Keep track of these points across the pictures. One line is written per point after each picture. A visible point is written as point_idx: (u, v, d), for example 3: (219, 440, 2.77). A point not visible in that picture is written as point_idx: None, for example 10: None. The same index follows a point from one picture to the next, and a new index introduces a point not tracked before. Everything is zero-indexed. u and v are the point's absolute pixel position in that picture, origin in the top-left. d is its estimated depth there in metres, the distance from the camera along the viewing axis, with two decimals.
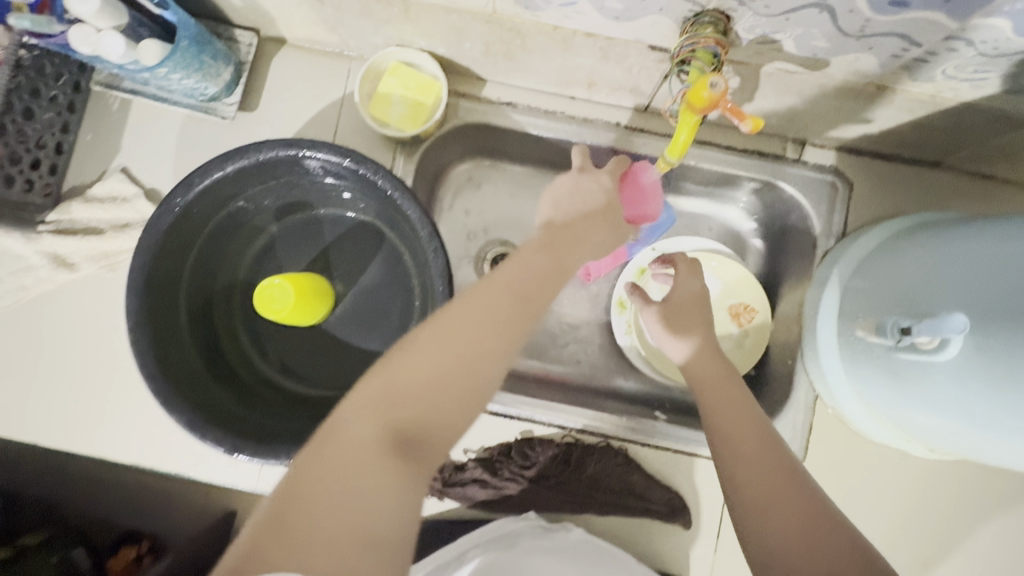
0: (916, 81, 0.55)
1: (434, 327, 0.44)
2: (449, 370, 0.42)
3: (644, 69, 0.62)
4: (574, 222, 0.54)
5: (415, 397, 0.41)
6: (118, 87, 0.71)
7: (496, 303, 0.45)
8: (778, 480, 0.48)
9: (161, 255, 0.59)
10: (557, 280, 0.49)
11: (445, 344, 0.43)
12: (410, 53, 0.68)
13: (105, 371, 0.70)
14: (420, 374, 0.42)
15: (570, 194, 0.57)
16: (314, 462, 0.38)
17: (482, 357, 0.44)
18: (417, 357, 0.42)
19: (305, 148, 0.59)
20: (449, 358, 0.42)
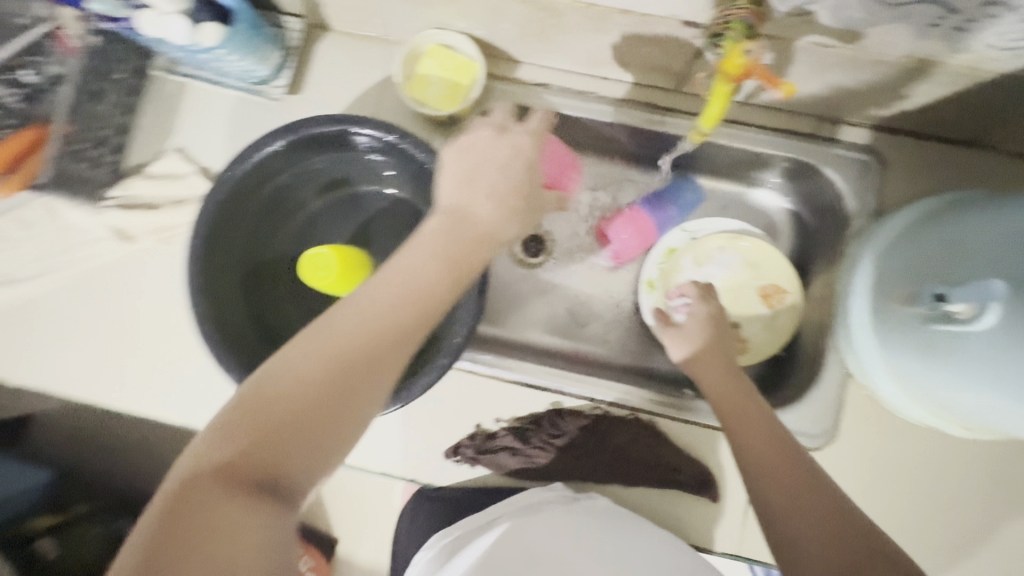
0: (954, 52, 0.55)
1: (297, 366, 0.43)
2: (313, 411, 0.42)
3: (677, 46, 0.63)
4: (472, 211, 0.52)
5: (273, 442, 0.40)
6: (176, 71, 0.77)
7: (363, 336, 0.44)
8: (797, 475, 0.52)
9: (218, 225, 0.63)
10: (426, 292, 0.47)
11: (310, 383, 0.42)
12: (448, 36, 0.71)
13: (161, 338, 0.75)
14: (280, 418, 0.41)
15: (479, 169, 0.55)
16: (176, 524, 0.37)
17: (353, 393, 0.43)
18: (278, 400, 0.42)
19: (353, 124, 0.62)
20: (312, 399, 0.42)
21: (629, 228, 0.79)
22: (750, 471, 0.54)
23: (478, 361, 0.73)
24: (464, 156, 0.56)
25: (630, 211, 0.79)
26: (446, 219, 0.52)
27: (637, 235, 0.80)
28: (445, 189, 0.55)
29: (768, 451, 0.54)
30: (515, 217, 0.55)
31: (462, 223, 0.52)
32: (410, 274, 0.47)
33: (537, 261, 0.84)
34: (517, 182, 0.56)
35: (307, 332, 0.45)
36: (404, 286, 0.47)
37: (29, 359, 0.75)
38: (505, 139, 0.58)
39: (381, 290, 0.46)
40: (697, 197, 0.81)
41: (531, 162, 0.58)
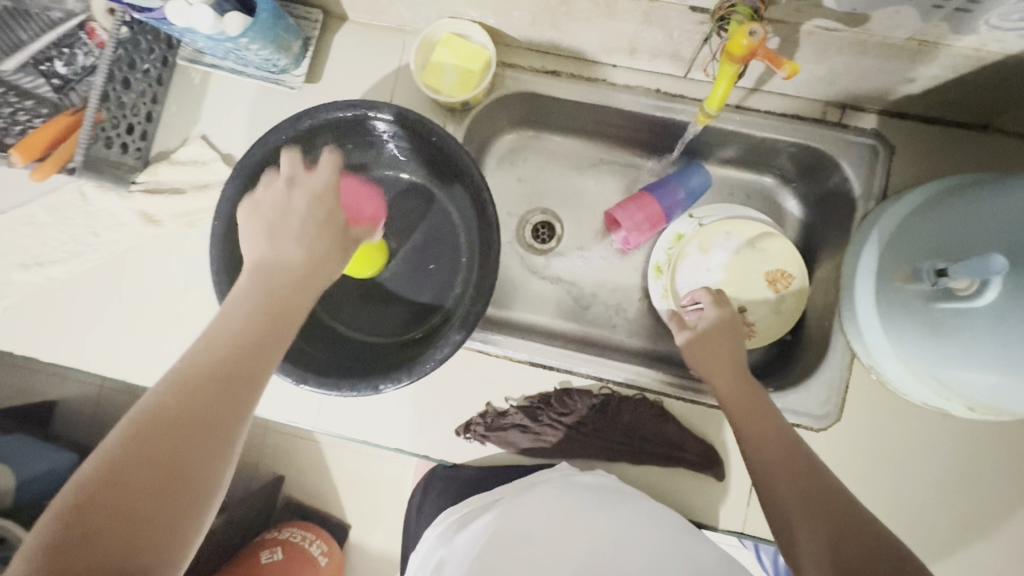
0: (959, 34, 0.56)
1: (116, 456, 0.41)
2: (142, 494, 0.41)
3: (685, 33, 0.65)
4: (283, 261, 0.53)
5: (102, 538, 0.39)
6: (201, 61, 0.79)
7: (190, 403, 0.44)
8: (799, 468, 0.55)
9: (240, 206, 0.66)
10: (247, 350, 0.48)
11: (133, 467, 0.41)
12: (462, 25, 0.73)
13: (185, 317, 0.78)
14: (105, 512, 0.40)
15: (279, 216, 0.55)
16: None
17: (182, 462, 0.43)
18: (105, 495, 0.40)
19: (369, 109, 0.64)
20: (139, 481, 0.41)
21: (636, 214, 0.80)
22: (756, 463, 0.57)
23: (489, 341, 0.76)
24: (257, 219, 0.55)
25: (637, 199, 0.80)
26: (255, 274, 0.52)
27: (645, 220, 0.80)
28: (249, 250, 0.54)
29: (770, 447, 0.57)
30: (332, 253, 0.56)
31: (277, 275, 0.52)
32: (222, 336, 0.48)
33: (546, 248, 0.86)
34: (325, 224, 0.56)
35: (124, 420, 0.43)
36: (219, 347, 0.47)
37: (61, 338, 0.79)
38: (297, 190, 0.56)
39: (194, 359, 0.46)
40: (703, 182, 0.81)
41: (334, 204, 0.57)
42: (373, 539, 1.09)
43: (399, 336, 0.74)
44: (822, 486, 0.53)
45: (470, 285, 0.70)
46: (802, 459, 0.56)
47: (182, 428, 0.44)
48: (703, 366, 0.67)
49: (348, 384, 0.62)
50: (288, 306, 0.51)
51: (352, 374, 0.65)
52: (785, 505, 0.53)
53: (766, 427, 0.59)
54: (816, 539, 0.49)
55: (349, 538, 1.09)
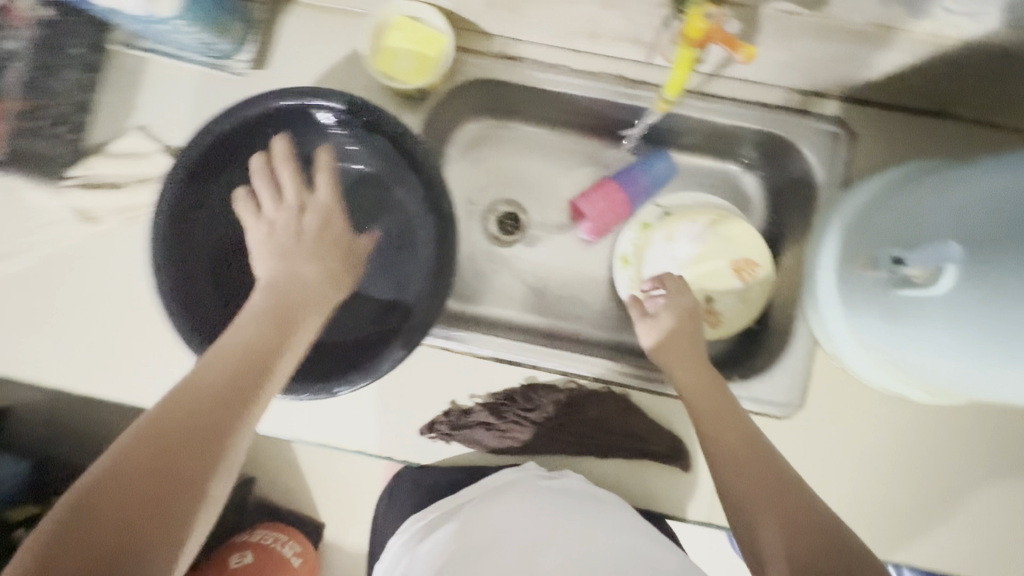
0: (916, 18, 0.55)
1: (122, 457, 0.43)
2: (140, 494, 0.42)
3: (646, 16, 0.63)
4: (295, 278, 0.58)
5: (94, 541, 0.40)
6: (136, 45, 0.74)
7: (193, 409, 0.46)
8: (757, 462, 0.55)
9: (182, 202, 0.62)
10: (263, 359, 0.51)
11: (134, 469, 0.43)
12: (415, 7, 0.69)
13: (129, 320, 0.74)
14: (104, 511, 0.41)
15: (289, 238, 0.60)
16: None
17: (181, 468, 0.44)
18: (109, 493, 0.41)
19: (315, 96, 0.60)
20: (139, 482, 0.42)
21: (600, 204, 0.79)
22: (718, 459, 0.57)
23: (452, 338, 0.73)
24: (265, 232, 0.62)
25: (601, 186, 0.80)
26: (270, 288, 0.56)
27: (608, 209, 0.80)
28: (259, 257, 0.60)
29: (734, 442, 0.57)
30: (337, 275, 0.61)
31: (292, 289, 0.57)
32: (231, 346, 0.50)
33: (513, 239, 0.84)
34: (331, 246, 0.62)
35: (131, 426, 0.45)
36: (234, 354, 0.50)
37: None
38: (307, 212, 0.63)
39: (205, 368, 0.49)
40: (666, 172, 0.81)
41: (340, 220, 0.64)
42: (347, 541, 1.06)
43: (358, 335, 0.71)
44: (782, 480, 0.53)
45: (429, 281, 0.67)
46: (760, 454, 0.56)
47: (185, 440, 0.45)
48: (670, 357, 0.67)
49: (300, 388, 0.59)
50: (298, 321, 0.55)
51: (306, 378, 0.62)
52: (749, 498, 0.52)
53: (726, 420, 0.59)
54: (778, 533, 0.49)
55: (320, 542, 1.06)
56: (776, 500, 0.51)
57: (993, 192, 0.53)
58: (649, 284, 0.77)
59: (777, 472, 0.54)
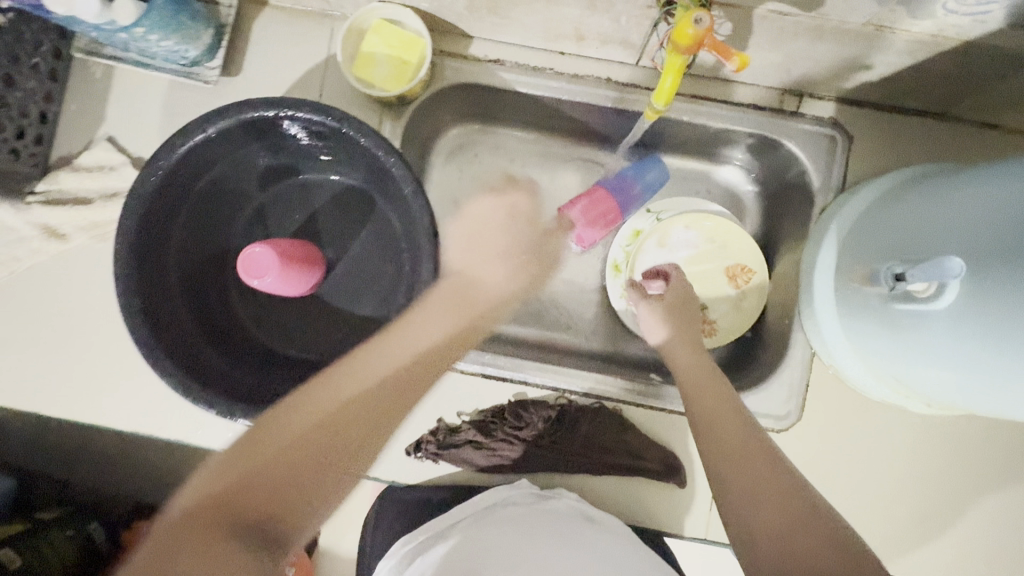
0: (915, 19, 0.52)
1: (283, 421, 0.51)
2: (287, 460, 0.49)
3: (633, 18, 0.60)
4: (474, 277, 0.66)
5: (244, 486, 0.47)
6: (100, 53, 0.70)
7: (359, 391, 0.54)
8: (752, 455, 0.49)
9: (148, 220, 0.59)
10: (432, 356, 0.60)
11: (287, 437, 0.50)
12: (392, 10, 0.66)
13: (101, 342, 0.71)
14: (259, 462, 0.48)
15: (470, 236, 0.70)
16: (172, 539, 0.44)
17: (321, 449, 0.50)
18: (264, 449, 0.49)
19: (286, 107, 0.57)
20: (287, 449, 0.49)
21: (591, 212, 0.73)
22: (708, 442, 0.52)
23: None
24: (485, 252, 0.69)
25: (591, 193, 0.74)
26: (455, 282, 0.64)
27: (600, 218, 0.74)
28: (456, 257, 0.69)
29: (729, 433, 0.51)
30: (518, 275, 0.71)
31: (467, 287, 0.65)
32: (388, 351, 0.58)
33: None
34: (520, 245, 0.72)
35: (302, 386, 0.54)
36: (414, 345, 0.59)
37: None
38: (501, 210, 0.73)
39: (385, 349, 0.58)
40: (659, 180, 0.77)
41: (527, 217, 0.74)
42: None
43: (341, 354, 0.69)
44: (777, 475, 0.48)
45: (411, 297, 0.65)
46: (756, 446, 0.50)
47: (349, 413, 0.53)
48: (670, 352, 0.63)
49: None
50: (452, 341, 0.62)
51: None
52: (740, 486, 0.48)
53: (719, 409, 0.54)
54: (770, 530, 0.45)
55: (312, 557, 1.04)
56: (770, 498, 0.46)
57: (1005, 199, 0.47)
58: (649, 275, 0.75)
59: (774, 465, 0.48)
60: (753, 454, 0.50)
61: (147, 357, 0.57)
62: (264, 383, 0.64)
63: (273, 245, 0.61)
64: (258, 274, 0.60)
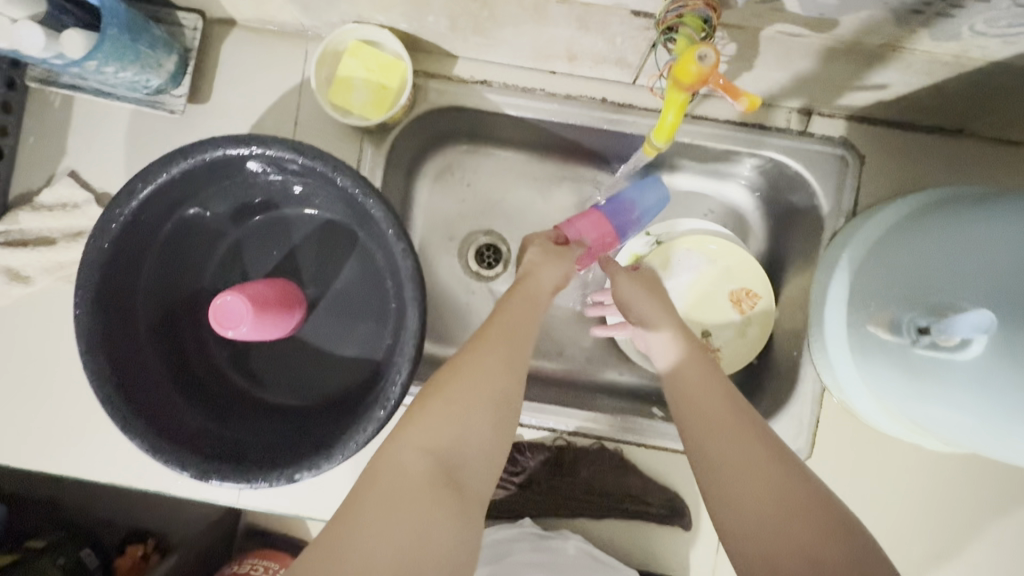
0: (938, 41, 0.48)
1: (470, 369, 0.45)
2: (490, 414, 0.44)
3: (629, 39, 0.55)
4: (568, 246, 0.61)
5: (473, 442, 0.43)
6: (55, 82, 0.64)
7: (514, 324, 0.49)
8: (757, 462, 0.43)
9: (110, 270, 0.55)
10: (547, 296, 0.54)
11: (484, 385, 0.44)
12: (370, 31, 0.62)
13: (69, 390, 0.67)
14: (468, 419, 0.43)
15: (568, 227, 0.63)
16: (367, 490, 0.40)
17: (504, 408, 0.45)
18: (459, 400, 0.43)
19: (254, 144, 0.53)
20: (489, 401, 0.44)
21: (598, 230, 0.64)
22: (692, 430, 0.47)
23: None
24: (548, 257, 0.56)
25: (586, 214, 0.64)
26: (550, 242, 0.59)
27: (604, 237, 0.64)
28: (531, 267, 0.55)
29: (729, 441, 0.45)
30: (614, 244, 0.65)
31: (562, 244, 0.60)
32: (526, 301, 0.51)
33: (493, 273, 0.76)
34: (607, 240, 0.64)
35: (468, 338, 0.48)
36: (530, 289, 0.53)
37: None
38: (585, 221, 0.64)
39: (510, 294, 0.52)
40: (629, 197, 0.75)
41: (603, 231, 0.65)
42: None
43: (325, 400, 0.65)
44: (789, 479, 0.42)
45: (397, 340, 0.61)
46: (761, 448, 0.44)
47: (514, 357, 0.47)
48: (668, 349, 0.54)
49: (256, 477, 0.53)
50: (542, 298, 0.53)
51: (265, 460, 0.56)
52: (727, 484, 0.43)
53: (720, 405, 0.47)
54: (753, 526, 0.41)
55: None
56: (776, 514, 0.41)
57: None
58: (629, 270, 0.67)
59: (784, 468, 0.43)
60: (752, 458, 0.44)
61: (114, 419, 0.53)
62: (243, 436, 0.60)
63: (244, 290, 0.57)
64: (231, 321, 0.55)
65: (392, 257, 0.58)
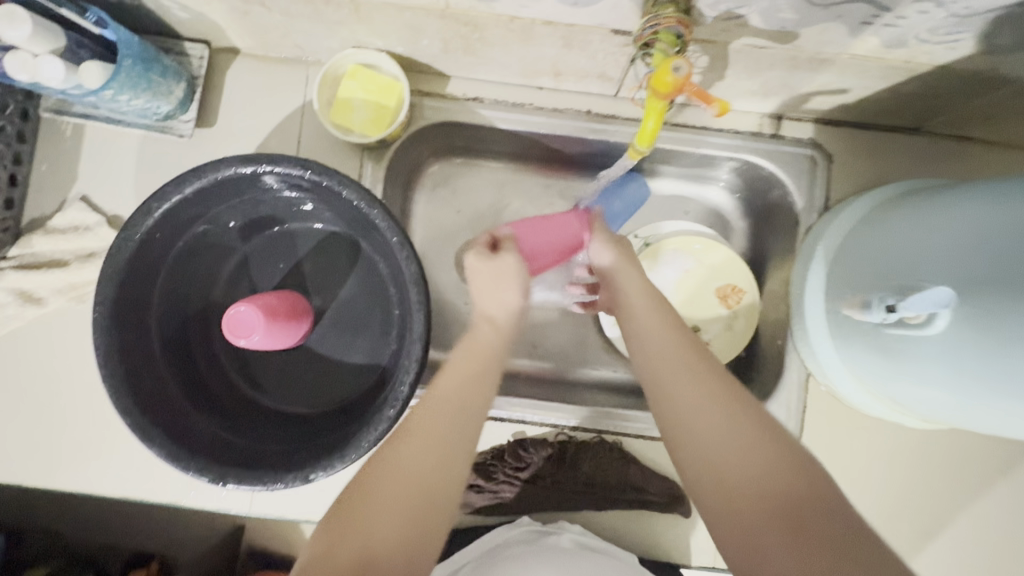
0: (889, 48, 0.53)
1: (386, 459, 0.43)
2: (408, 513, 0.41)
3: (610, 55, 0.60)
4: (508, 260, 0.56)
5: (390, 537, 0.40)
6: (69, 112, 0.67)
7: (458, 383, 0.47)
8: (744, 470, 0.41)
9: (128, 287, 0.58)
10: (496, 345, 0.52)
11: (409, 474, 0.42)
12: (368, 55, 0.66)
13: (84, 407, 0.69)
14: (380, 519, 0.40)
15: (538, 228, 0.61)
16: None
17: (433, 493, 0.42)
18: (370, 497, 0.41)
19: (263, 163, 0.56)
20: (409, 496, 0.42)
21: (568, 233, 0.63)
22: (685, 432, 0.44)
23: None
24: (490, 288, 0.55)
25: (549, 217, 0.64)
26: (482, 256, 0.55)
27: (570, 245, 0.63)
28: (479, 303, 0.55)
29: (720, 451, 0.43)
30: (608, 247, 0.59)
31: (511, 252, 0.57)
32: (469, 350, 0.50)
33: None
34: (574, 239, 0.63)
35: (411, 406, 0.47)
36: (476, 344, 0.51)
37: None
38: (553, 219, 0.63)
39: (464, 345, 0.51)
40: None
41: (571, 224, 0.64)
42: None
43: (334, 406, 0.67)
44: (769, 484, 0.40)
45: (402, 345, 0.64)
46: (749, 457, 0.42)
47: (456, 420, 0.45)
48: (649, 363, 0.50)
49: (271, 479, 0.55)
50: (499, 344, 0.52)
51: (279, 463, 0.57)
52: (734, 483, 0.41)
53: (693, 405, 0.45)
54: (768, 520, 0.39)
55: None
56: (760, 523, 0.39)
57: (997, 219, 0.46)
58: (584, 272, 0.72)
59: (758, 472, 0.41)
60: (727, 465, 0.42)
61: (133, 429, 0.55)
62: (256, 444, 0.62)
63: (256, 301, 0.59)
64: (246, 330, 0.58)
65: (395, 263, 0.61)
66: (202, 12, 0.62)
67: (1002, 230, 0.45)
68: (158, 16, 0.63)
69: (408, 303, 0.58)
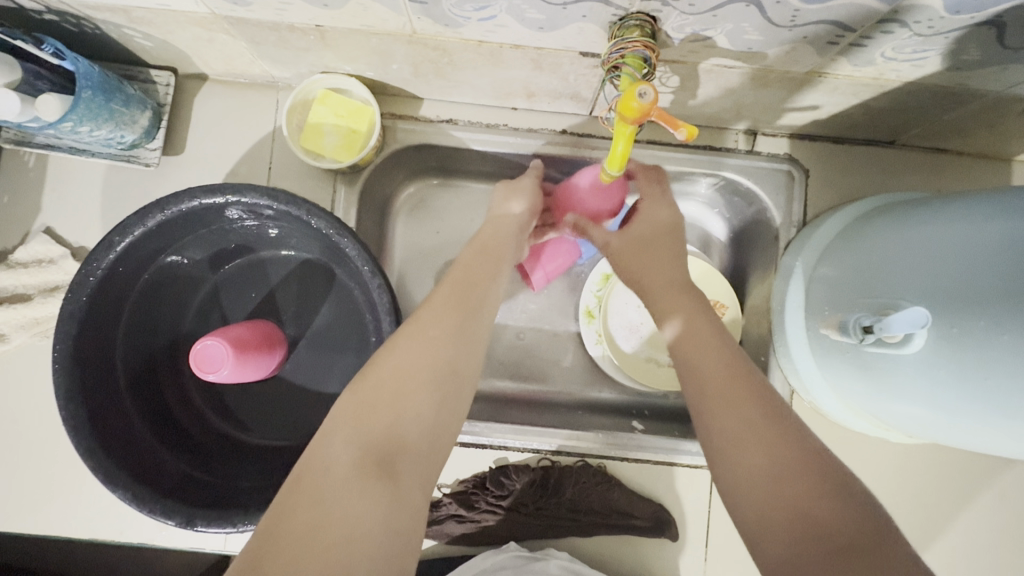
0: (858, 66, 0.53)
1: (396, 356, 0.44)
2: (429, 413, 0.42)
3: (581, 76, 0.59)
4: (527, 194, 0.61)
5: (409, 426, 0.41)
6: (30, 143, 0.65)
7: (468, 299, 0.49)
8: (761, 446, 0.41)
9: (88, 325, 0.56)
10: (495, 262, 0.54)
11: (426, 377, 0.43)
12: (338, 79, 0.65)
13: (49, 445, 0.66)
14: (398, 410, 0.41)
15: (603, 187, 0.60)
16: (288, 497, 0.38)
17: (445, 402, 0.43)
18: (385, 392, 0.42)
19: (229, 193, 0.54)
20: (428, 397, 0.42)
21: (604, 202, 0.61)
22: (697, 366, 0.46)
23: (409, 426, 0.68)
24: (506, 198, 0.60)
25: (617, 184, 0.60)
26: (508, 186, 0.62)
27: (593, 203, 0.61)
28: (494, 207, 0.61)
29: (739, 426, 0.42)
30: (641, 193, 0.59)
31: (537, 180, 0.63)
32: (479, 266, 0.52)
33: None
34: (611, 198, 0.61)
35: (421, 314, 0.47)
36: (483, 264, 0.53)
37: None
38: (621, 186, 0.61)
39: (470, 265, 0.52)
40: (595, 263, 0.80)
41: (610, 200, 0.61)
42: None
43: (307, 438, 0.65)
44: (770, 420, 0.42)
45: None
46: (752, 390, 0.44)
47: (466, 330, 0.46)
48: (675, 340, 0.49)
49: (241, 519, 0.52)
50: (501, 258, 0.55)
51: (252, 501, 0.56)
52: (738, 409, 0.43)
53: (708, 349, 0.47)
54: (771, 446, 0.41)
55: None
56: (773, 507, 0.38)
57: (978, 233, 0.46)
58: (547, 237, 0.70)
59: (766, 409, 0.43)
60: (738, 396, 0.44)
61: (95, 473, 0.53)
62: (229, 481, 0.61)
63: (225, 334, 0.58)
64: (213, 364, 0.56)
65: (365, 291, 0.59)
66: (166, 40, 0.60)
67: (984, 245, 0.44)
68: (122, 45, 0.62)
69: (379, 331, 0.56)
